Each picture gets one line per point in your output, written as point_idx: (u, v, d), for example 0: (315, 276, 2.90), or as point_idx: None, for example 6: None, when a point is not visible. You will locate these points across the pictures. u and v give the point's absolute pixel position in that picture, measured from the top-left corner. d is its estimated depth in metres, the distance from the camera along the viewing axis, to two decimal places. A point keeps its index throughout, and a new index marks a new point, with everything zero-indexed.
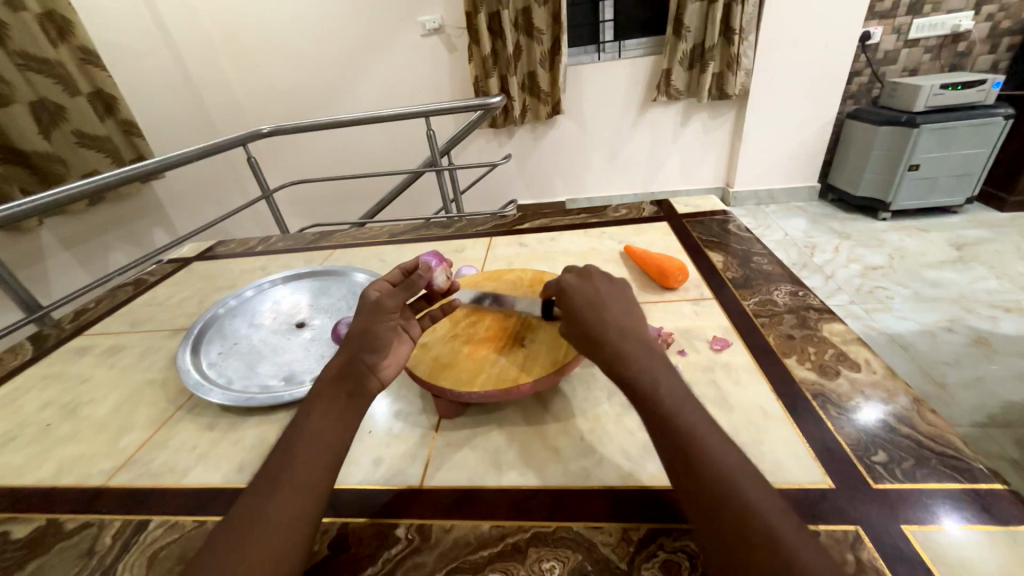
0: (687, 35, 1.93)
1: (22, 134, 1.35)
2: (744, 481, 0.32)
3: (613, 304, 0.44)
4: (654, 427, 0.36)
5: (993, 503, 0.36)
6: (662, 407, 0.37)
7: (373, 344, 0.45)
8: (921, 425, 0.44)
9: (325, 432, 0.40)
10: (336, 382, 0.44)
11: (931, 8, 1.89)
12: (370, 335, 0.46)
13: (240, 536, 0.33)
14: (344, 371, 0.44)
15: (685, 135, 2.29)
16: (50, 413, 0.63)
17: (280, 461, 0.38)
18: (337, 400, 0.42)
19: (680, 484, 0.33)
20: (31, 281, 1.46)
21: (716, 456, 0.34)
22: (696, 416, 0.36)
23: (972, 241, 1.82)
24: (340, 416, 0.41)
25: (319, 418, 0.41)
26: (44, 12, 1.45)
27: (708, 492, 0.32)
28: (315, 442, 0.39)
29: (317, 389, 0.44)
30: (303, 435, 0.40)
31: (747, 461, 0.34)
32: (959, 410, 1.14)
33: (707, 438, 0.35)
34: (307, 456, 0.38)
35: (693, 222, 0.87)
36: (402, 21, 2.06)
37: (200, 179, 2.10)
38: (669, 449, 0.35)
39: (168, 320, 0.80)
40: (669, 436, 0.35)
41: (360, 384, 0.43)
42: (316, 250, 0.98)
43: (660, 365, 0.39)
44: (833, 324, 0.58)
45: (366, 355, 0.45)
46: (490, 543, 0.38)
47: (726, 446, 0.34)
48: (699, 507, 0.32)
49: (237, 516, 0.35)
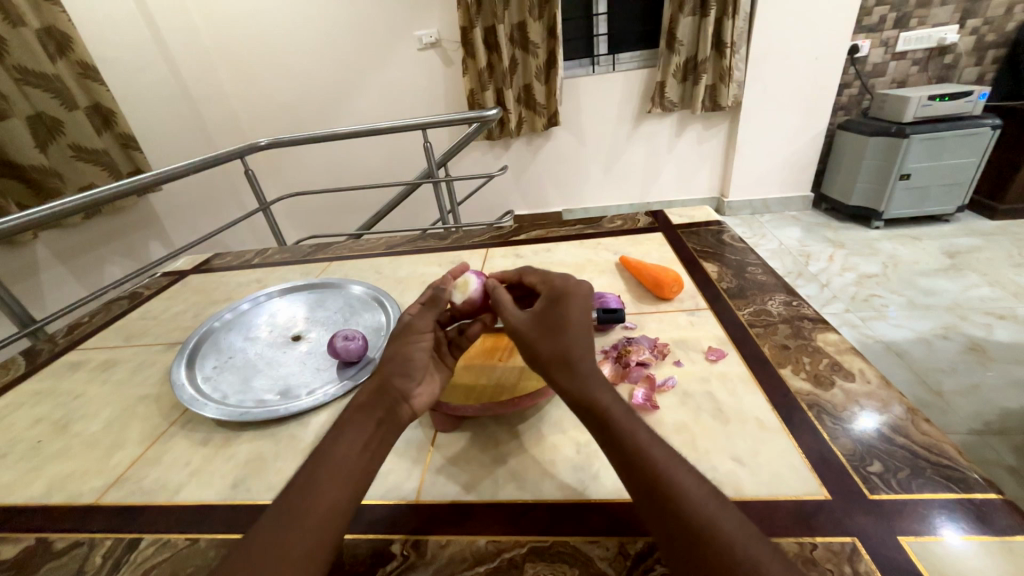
0: (679, 49, 1.97)
1: (19, 147, 1.35)
2: (719, 511, 0.33)
3: (574, 323, 0.44)
4: (626, 464, 0.37)
5: (988, 513, 0.36)
6: (629, 443, 0.37)
7: (405, 368, 0.46)
8: (916, 434, 0.44)
9: (350, 460, 0.40)
10: (365, 408, 0.44)
11: (917, 22, 1.94)
12: (403, 360, 0.46)
13: (258, 559, 0.34)
14: (375, 399, 0.44)
15: (679, 146, 2.32)
16: (41, 430, 0.62)
17: (303, 484, 0.38)
18: (366, 426, 0.43)
19: (662, 522, 0.34)
20: (24, 295, 1.45)
21: (690, 490, 0.34)
22: (663, 446, 0.37)
23: (964, 249, 1.84)
24: (366, 442, 0.42)
25: (346, 442, 0.41)
26: (44, 28, 1.47)
27: (691, 525, 0.32)
28: (340, 468, 0.40)
29: (347, 413, 0.44)
30: (327, 459, 0.40)
31: (713, 486, 0.35)
32: (956, 417, 1.14)
33: (676, 469, 0.36)
34: (330, 482, 0.38)
35: (688, 232, 0.88)
36: (399, 36, 2.09)
37: (196, 191, 2.10)
38: (640, 485, 0.35)
39: (163, 334, 0.80)
40: (644, 471, 0.36)
41: (390, 411, 0.44)
42: (313, 262, 0.98)
43: (616, 400, 0.41)
44: (827, 334, 0.58)
45: (397, 380, 0.45)
46: (486, 558, 0.38)
47: (691, 476, 0.36)
48: (682, 543, 0.32)
49: (257, 538, 0.35)
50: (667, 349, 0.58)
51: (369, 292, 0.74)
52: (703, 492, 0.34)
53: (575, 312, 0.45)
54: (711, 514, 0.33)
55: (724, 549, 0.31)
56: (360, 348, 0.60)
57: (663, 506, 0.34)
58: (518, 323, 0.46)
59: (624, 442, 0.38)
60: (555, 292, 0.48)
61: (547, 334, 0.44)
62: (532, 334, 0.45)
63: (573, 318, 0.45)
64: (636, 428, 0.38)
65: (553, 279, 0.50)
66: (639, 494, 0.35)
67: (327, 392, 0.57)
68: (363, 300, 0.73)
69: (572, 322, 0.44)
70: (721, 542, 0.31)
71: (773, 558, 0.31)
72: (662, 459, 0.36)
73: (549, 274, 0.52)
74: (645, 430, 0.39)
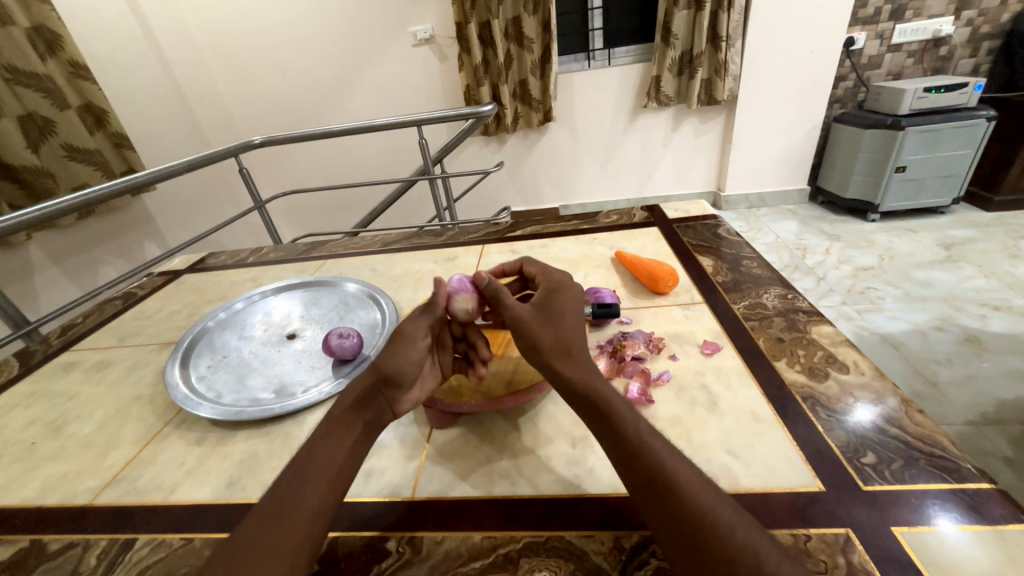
0: (674, 43, 1.96)
1: (10, 147, 1.34)
2: (718, 500, 0.34)
3: (569, 318, 0.46)
4: (626, 456, 0.37)
5: (982, 503, 0.37)
6: (628, 435, 0.38)
7: (396, 377, 0.45)
8: (910, 426, 0.44)
9: (337, 460, 0.40)
10: (353, 408, 0.44)
11: (912, 14, 1.93)
12: (395, 368, 0.45)
13: (246, 559, 0.33)
14: (364, 400, 0.44)
15: (675, 140, 2.32)
16: (34, 431, 0.61)
17: (291, 483, 0.38)
18: (354, 426, 0.43)
19: (660, 511, 0.34)
20: (18, 296, 1.44)
21: (689, 480, 0.35)
22: (659, 440, 0.38)
23: (959, 241, 1.84)
24: (353, 442, 0.42)
25: (332, 441, 0.42)
26: (33, 26, 1.45)
27: (690, 515, 0.32)
28: (328, 467, 0.40)
29: (333, 413, 0.44)
30: (314, 458, 0.40)
31: (710, 480, 0.35)
32: (952, 408, 1.15)
33: (675, 462, 0.36)
34: (318, 480, 0.39)
35: (683, 227, 0.88)
36: (393, 32, 2.08)
37: (190, 189, 2.09)
38: (637, 476, 0.36)
39: (158, 334, 0.80)
40: (642, 461, 0.36)
41: (378, 414, 0.44)
42: (308, 260, 0.98)
43: (614, 392, 0.41)
44: (822, 327, 0.58)
45: (386, 390, 0.45)
46: (481, 554, 0.38)
47: (688, 467, 0.36)
48: (678, 531, 0.32)
49: (244, 539, 0.35)
50: (662, 343, 0.58)
51: (364, 290, 0.74)
52: (701, 483, 0.35)
53: (570, 305, 0.47)
54: (708, 503, 0.33)
55: (723, 537, 0.31)
56: (356, 345, 0.60)
57: (663, 496, 0.34)
58: (520, 312, 0.45)
59: (623, 433, 0.38)
60: (551, 285, 0.49)
61: (546, 322, 0.45)
62: (533, 320, 0.45)
63: (569, 313, 0.46)
64: (633, 419, 0.39)
65: (551, 274, 0.51)
66: (638, 485, 0.35)
67: (323, 390, 0.56)
68: (358, 298, 0.73)
69: (571, 316, 0.46)
70: (721, 529, 0.32)
71: (770, 546, 0.31)
72: (660, 450, 0.37)
73: (544, 268, 0.53)
74: (642, 423, 0.39)
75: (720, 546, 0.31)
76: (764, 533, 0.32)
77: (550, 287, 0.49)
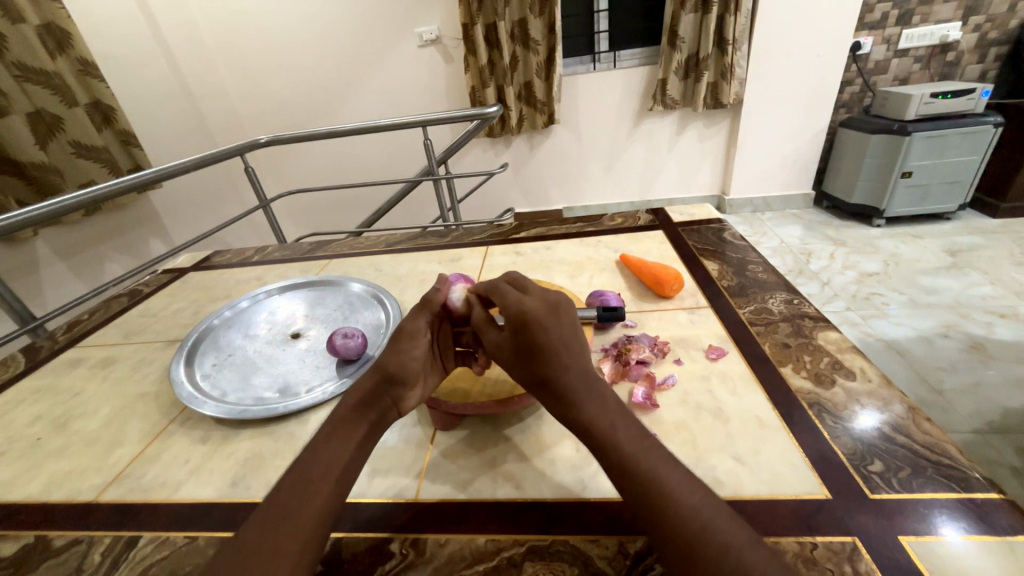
0: (681, 46, 1.96)
1: (19, 144, 1.35)
2: (716, 517, 0.33)
3: (548, 354, 0.42)
4: (620, 475, 0.36)
5: (990, 513, 0.36)
6: (620, 453, 0.37)
7: (400, 374, 0.45)
8: (917, 434, 0.44)
9: (341, 461, 0.40)
10: (358, 408, 0.44)
11: (920, 19, 1.93)
12: (398, 365, 0.45)
13: (248, 560, 0.33)
14: (370, 400, 0.44)
15: (680, 144, 2.32)
16: (40, 427, 0.62)
17: (295, 485, 0.38)
18: (359, 427, 0.43)
19: (657, 532, 0.33)
20: (24, 292, 1.45)
21: (684, 496, 0.34)
22: (655, 456, 0.37)
23: (965, 247, 1.83)
24: (358, 443, 0.42)
25: (337, 442, 0.41)
26: (43, 24, 1.46)
27: (685, 535, 0.32)
28: (333, 469, 0.40)
29: (339, 414, 0.44)
30: (318, 459, 0.40)
31: (710, 494, 0.35)
32: (957, 416, 1.14)
33: (669, 478, 0.35)
34: (322, 482, 0.38)
35: (688, 230, 0.88)
36: (399, 34, 2.08)
37: (196, 187, 2.10)
38: (632, 494, 0.35)
39: (163, 331, 0.80)
40: (635, 481, 0.36)
41: (383, 414, 0.44)
42: (312, 260, 0.98)
43: (603, 411, 0.40)
44: (828, 333, 0.58)
45: (391, 389, 0.45)
46: (485, 557, 0.37)
47: (684, 482, 0.35)
48: (673, 553, 0.32)
49: (247, 540, 0.35)
50: (667, 347, 0.58)
51: (369, 290, 0.74)
52: (699, 497, 0.34)
53: (546, 340, 0.42)
54: (704, 520, 0.32)
55: (720, 559, 0.30)
56: (360, 345, 0.60)
57: (657, 516, 0.33)
58: (494, 353, 0.45)
59: (614, 453, 0.37)
60: (517, 319, 0.43)
61: (524, 363, 0.43)
62: (510, 362, 0.44)
63: (546, 349, 0.42)
64: (622, 437, 0.38)
65: (514, 302, 0.44)
66: (634, 503, 0.35)
67: (327, 390, 0.56)
68: (363, 298, 0.73)
69: (548, 352, 0.42)
70: (718, 547, 0.31)
71: (770, 563, 0.30)
72: (653, 466, 0.36)
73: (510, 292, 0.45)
74: (634, 439, 0.38)
75: (716, 567, 0.30)
76: (764, 548, 0.31)
77: (516, 322, 0.43)
